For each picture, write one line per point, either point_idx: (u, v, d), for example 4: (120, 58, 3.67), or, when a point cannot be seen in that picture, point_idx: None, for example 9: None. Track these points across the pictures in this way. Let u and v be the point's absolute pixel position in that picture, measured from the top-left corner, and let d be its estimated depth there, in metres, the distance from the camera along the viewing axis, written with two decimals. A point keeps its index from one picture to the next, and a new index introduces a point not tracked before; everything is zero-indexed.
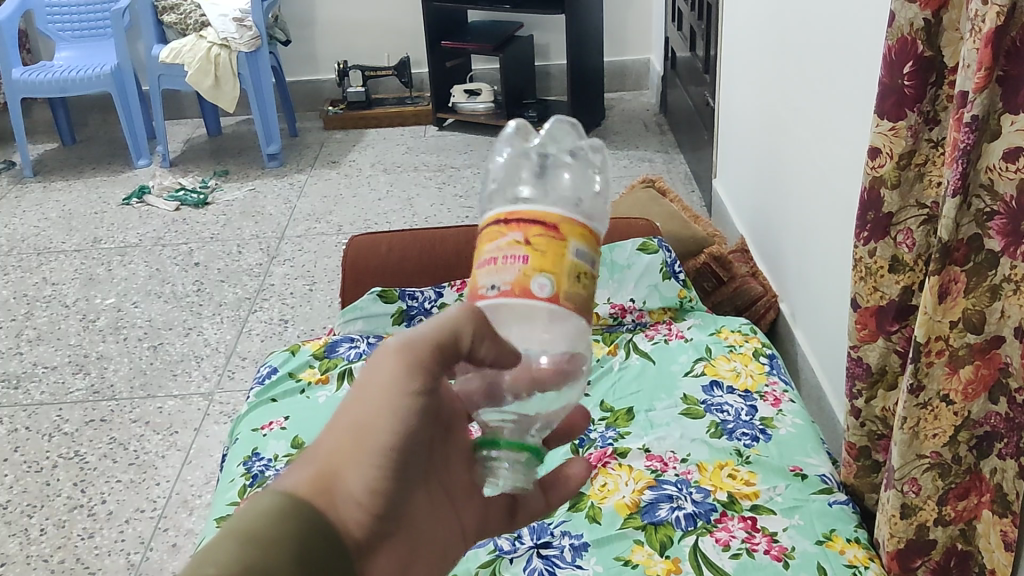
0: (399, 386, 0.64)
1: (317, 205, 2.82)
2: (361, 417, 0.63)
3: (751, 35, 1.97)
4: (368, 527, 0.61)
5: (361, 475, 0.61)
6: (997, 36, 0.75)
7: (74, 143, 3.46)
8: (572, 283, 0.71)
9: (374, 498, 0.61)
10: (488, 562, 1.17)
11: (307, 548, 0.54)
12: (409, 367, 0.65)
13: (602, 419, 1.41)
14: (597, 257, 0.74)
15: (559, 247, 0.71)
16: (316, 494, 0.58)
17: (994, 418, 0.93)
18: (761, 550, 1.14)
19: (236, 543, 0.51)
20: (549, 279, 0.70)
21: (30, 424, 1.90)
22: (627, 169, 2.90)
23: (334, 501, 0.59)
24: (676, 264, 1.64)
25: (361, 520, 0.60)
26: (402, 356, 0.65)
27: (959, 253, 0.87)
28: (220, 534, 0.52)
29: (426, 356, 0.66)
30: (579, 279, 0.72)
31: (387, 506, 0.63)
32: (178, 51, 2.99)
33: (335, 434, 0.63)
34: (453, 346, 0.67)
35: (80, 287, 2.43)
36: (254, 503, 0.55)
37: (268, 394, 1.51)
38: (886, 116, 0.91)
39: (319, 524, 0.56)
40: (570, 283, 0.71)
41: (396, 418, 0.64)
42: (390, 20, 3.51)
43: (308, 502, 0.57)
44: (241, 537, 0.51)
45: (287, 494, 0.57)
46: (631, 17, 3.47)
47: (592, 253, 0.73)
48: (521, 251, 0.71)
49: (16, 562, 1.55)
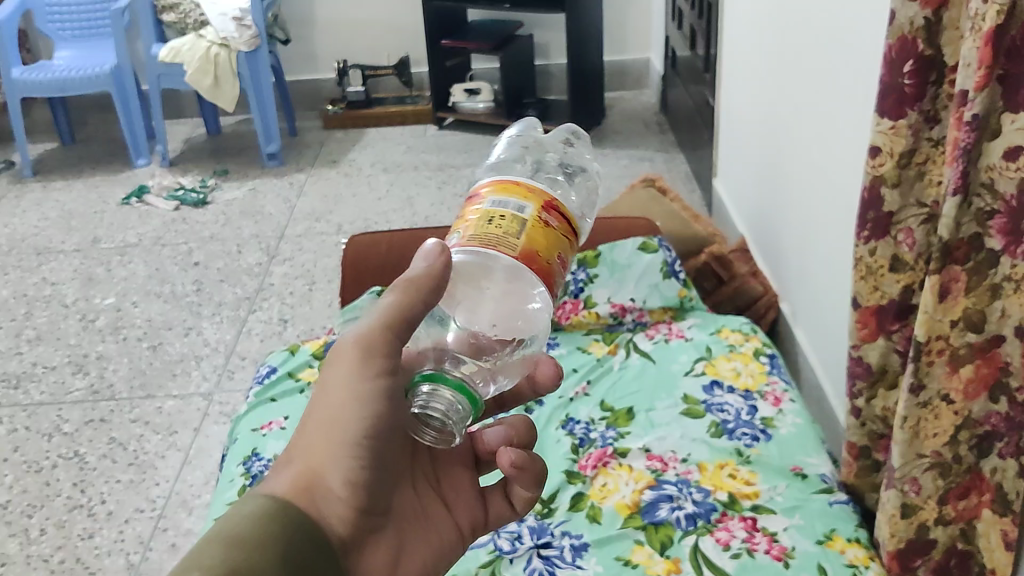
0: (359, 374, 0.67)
1: (317, 204, 2.82)
2: (330, 413, 0.66)
3: (752, 34, 1.97)
4: (350, 520, 0.66)
5: (339, 470, 0.66)
6: (997, 35, 0.75)
7: (74, 143, 3.46)
8: (482, 227, 0.70)
9: (354, 491, 0.66)
10: (488, 562, 1.17)
11: (290, 551, 0.60)
12: (366, 356, 0.66)
13: (602, 419, 1.40)
14: (525, 202, 0.71)
15: (476, 204, 0.73)
16: (297, 494, 0.64)
17: (994, 417, 0.93)
18: (762, 550, 1.14)
19: (219, 548, 0.57)
20: (459, 232, 0.72)
21: (29, 424, 1.90)
22: (627, 168, 2.90)
23: (314, 500, 0.65)
24: (676, 263, 1.63)
25: (343, 513, 0.66)
26: (358, 348, 0.66)
27: (960, 252, 0.86)
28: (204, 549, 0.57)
29: (381, 345, 0.66)
30: (491, 222, 0.70)
31: (368, 497, 0.68)
32: (178, 51, 2.98)
33: (303, 434, 0.67)
34: (406, 330, 0.67)
35: (80, 287, 2.43)
36: (237, 511, 0.60)
37: (267, 394, 1.51)
38: (887, 114, 0.91)
39: (300, 523, 0.62)
40: (474, 228, 0.71)
41: (365, 409, 0.66)
42: (390, 19, 3.51)
43: (288, 504, 0.63)
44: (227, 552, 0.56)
45: (267, 500, 0.62)
46: (631, 16, 3.46)
47: (515, 199, 0.71)
48: (462, 219, 0.73)
49: (16, 562, 1.55)
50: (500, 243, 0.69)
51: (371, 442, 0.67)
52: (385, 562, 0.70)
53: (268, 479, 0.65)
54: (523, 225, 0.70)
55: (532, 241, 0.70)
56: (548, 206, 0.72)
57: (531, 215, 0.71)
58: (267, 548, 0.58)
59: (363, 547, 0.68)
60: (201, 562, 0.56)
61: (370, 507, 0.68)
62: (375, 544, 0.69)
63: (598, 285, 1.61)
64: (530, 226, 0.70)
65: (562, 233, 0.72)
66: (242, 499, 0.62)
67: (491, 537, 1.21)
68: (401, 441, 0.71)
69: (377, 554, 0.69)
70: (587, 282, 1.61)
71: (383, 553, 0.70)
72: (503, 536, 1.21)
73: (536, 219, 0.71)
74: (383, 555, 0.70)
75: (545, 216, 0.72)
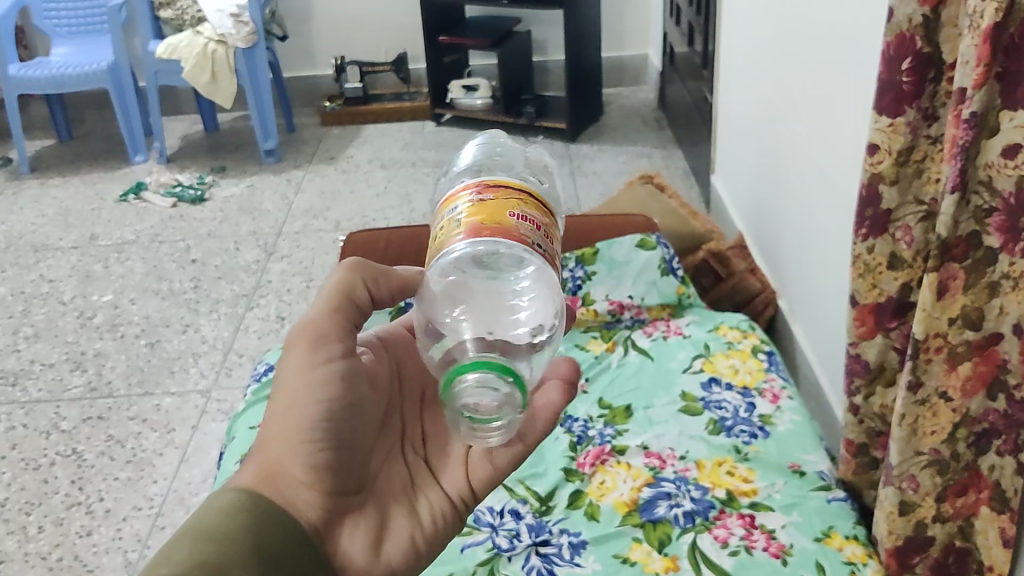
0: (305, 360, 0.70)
1: (314, 201, 2.81)
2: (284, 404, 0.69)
3: (749, 31, 1.97)
4: (319, 502, 0.66)
5: (299, 456, 0.67)
6: (996, 32, 0.75)
7: (71, 139, 3.45)
8: (433, 249, 0.70)
9: (317, 473, 0.67)
10: (486, 560, 1.17)
11: (257, 537, 0.60)
12: (319, 342, 0.71)
13: (601, 416, 1.40)
14: (456, 203, 0.70)
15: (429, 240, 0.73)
16: (261, 483, 0.65)
17: (992, 414, 0.93)
18: (759, 547, 1.14)
19: (190, 542, 0.57)
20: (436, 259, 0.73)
21: (27, 422, 1.90)
22: (626, 164, 2.90)
23: (278, 488, 0.65)
24: (673, 260, 1.64)
25: (310, 497, 0.66)
26: (306, 336, 0.71)
27: (959, 249, 0.86)
28: (175, 543, 0.57)
29: (327, 330, 0.71)
30: (438, 240, 0.70)
31: (336, 477, 0.68)
32: (174, 47, 2.96)
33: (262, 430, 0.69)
34: (355, 311, 0.73)
35: (77, 285, 2.42)
36: (210, 505, 0.61)
37: (264, 392, 1.51)
38: (884, 112, 0.90)
39: (269, 510, 0.63)
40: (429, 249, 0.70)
41: (319, 388, 0.69)
42: (388, 15, 3.50)
43: (256, 493, 0.63)
44: (195, 543, 0.57)
45: (236, 491, 0.63)
46: (629, 11, 3.46)
47: (448, 206, 0.71)
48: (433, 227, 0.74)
49: (14, 560, 1.55)
50: (448, 245, 0.68)
51: (327, 421, 0.69)
52: (372, 542, 0.69)
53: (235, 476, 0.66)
54: (459, 216, 0.69)
55: (472, 216, 0.68)
56: (483, 187, 0.69)
57: (470, 203, 0.69)
58: (241, 536, 0.59)
59: (344, 530, 0.68)
60: (176, 555, 0.56)
61: (342, 488, 0.69)
62: (356, 523, 0.69)
63: (597, 282, 1.61)
64: (467, 211, 0.68)
65: (502, 192, 0.69)
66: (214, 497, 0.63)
67: (489, 535, 1.21)
68: (364, 423, 0.73)
69: (361, 534, 0.69)
70: (585, 279, 1.61)
71: (369, 535, 0.69)
72: (501, 534, 1.21)
73: (468, 206, 0.69)
74: (367, 533, 0.69)
75: (483, 198, 0.69)
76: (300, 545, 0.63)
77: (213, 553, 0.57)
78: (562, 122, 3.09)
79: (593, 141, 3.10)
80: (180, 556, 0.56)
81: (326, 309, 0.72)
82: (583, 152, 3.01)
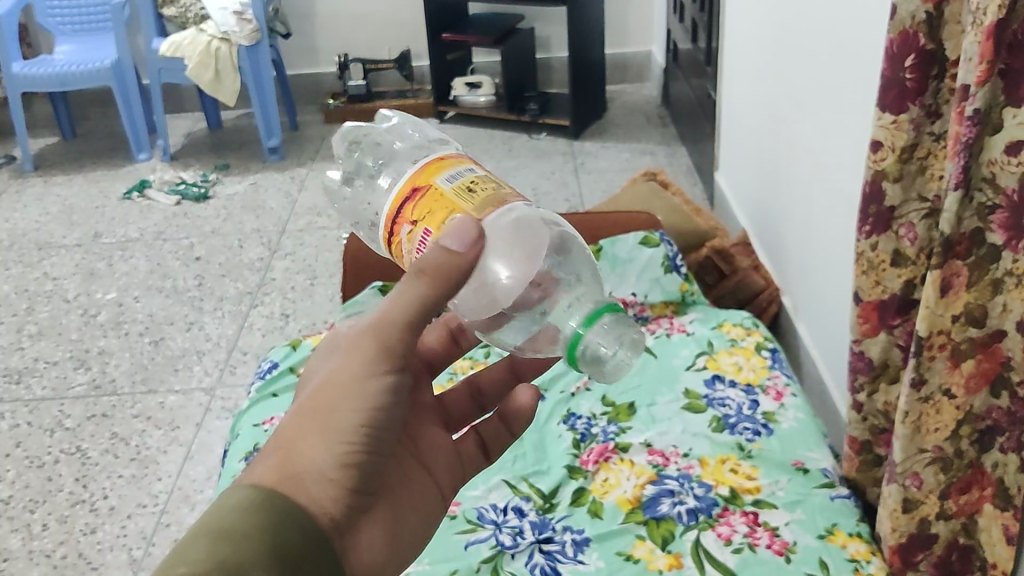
0: (361, 365, 0.66)
1: (318, 198, 2.82)
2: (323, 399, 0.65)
3: (752, 29, 1.97)
4: (342, 501, 0.64)
5: (330, 454, 0.64)
6: (998, 29, 0.74)
7: (74, 137, 3.46)
8: (474, 202, 0.67)
9: (343, 473, 0.64)
10: (489, 558, 1.17)
11: (279, 538, 0.57)
12: (385, 347, 0.66)
13: (603, 414, 1.40)
14: (471, 166, 0.70)
15: (431, 193, 0.68)
16: (284, 480, 0.62)
17: (996, 412, 0.93)
18: (763, 545, 1.14)
19: (208, 540, 0.55)
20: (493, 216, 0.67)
21: (31, 420, 1.90)
22: (629, 161, 2.90)
23: (304, 484, 0.62)
24: (676, 257, 1.63)
25: (336, 495, 0.63)
26: (375, 340, 0.66)
27: (962, 246, 0.86)
28: (192, 543, 0.56)
29: (396, 335, 0.66)
30: (477, 195, 0.67)
31: (360, 484, 0.66)
32: (178, 44, 2.97)
33: (293, 418, 0.65)
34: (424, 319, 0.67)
35: (81, 282, 2.43)
36: (228, 500, 0.59)
37: (268, 389, 1.51)
38: (887, 109, 0.90)
39: (292, 503, 0.60)
40: (476, 202, 0.67)
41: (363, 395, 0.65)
42: (390, 13, 3.50)
43: (277, 491, 0.60)
44: (216, 541, 0.56)
45: (256, 487, 0.60)
46: (632, 7, 3.45)
47: (463, 167, 0.69)
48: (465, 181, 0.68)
49: (18, 558, 1.56)
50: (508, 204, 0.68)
51: (369, 429, 0.66)
52: (377, 540, 0.68)
53: (250, 465, 0.64)
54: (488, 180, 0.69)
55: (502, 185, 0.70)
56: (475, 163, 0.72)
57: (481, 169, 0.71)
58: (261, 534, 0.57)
59: (356, 527, 0.66)
60: (189, 556, 0.55)
61: (363, 490, 0.66)
62: (369, 523, 0.68)
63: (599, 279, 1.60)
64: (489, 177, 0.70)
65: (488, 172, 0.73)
66: (225, 493, 0.60)
67: (492, 532, 1.21)
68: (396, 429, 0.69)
69: (370, 533, 0.67)
70: None
71: (377, 535, 0.68)
72: (504, 532, 1.21)
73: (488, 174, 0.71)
74: (376, 532, 0.68)
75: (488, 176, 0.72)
76: (316, 542, 0.60)
77: (232, 551, 0.55)
78: (565, 119, 3.09)
79: (596, 138, 3.09)
80: (197, 555, 0.54)
81: (402, 318, 0.66)
82: (586, 149, 3.01)
